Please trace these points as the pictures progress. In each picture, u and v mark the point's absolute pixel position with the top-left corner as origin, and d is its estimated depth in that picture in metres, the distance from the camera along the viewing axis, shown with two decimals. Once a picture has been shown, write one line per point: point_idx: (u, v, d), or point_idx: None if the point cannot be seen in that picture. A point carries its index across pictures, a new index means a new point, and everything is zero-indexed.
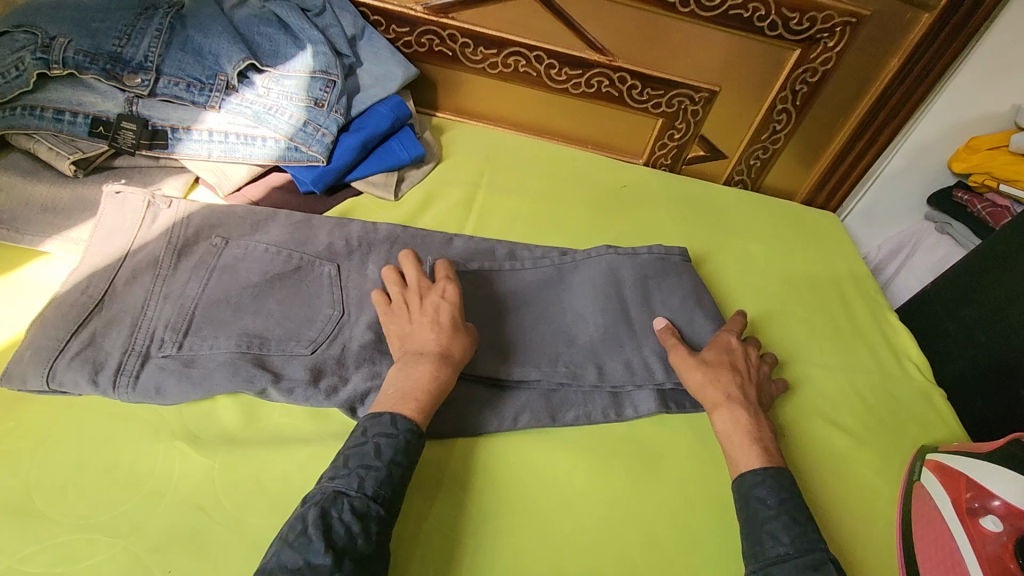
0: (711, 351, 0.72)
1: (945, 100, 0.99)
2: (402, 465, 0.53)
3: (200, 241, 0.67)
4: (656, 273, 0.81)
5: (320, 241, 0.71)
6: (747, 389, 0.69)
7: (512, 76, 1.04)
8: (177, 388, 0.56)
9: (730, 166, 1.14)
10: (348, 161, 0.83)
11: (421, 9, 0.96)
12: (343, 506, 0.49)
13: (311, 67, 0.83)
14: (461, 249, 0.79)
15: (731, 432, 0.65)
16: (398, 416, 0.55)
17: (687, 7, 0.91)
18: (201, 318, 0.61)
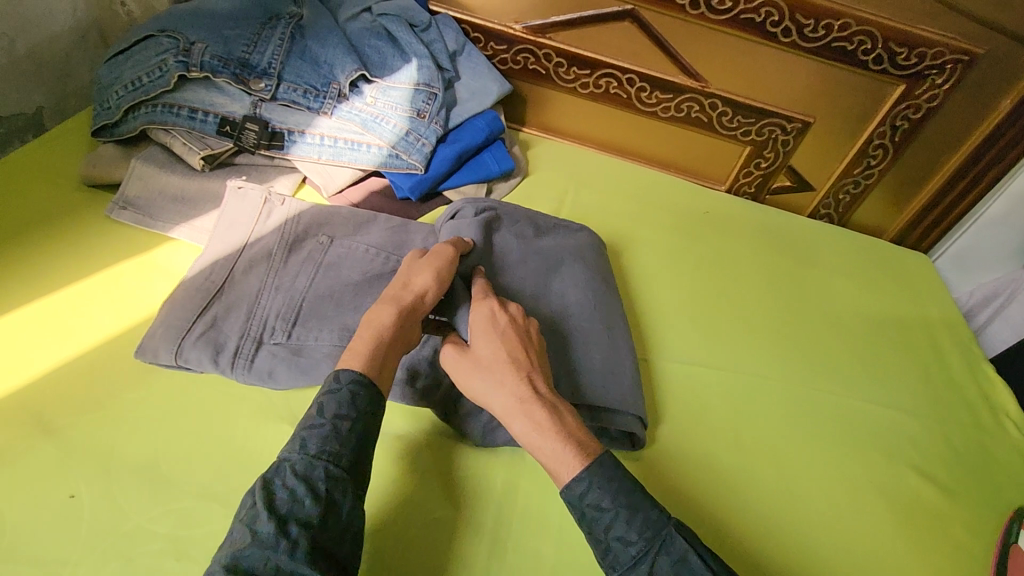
0: (483, 343, 0.60)
1: None
2: (347, 418, 0.52)
3: (309, 238, 0.71)
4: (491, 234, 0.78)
5: (416, 246, 0.74)
6: (535, 383, 0.58)
7: (601, 97, 1.05)
8: (287, 374, 0.60)
9: (817, 199, 1.12)
10: (444, 171, 0.87)
11: (520, 28, 0.99)
12: (285, 472, 0.49)
13: (416, 80, 0.87)
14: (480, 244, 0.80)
15: (536, 440, 0.56)
16: (338, 370, 0.54)
17: (789, 38, 0.91)
18: (308, 311, 0.64)
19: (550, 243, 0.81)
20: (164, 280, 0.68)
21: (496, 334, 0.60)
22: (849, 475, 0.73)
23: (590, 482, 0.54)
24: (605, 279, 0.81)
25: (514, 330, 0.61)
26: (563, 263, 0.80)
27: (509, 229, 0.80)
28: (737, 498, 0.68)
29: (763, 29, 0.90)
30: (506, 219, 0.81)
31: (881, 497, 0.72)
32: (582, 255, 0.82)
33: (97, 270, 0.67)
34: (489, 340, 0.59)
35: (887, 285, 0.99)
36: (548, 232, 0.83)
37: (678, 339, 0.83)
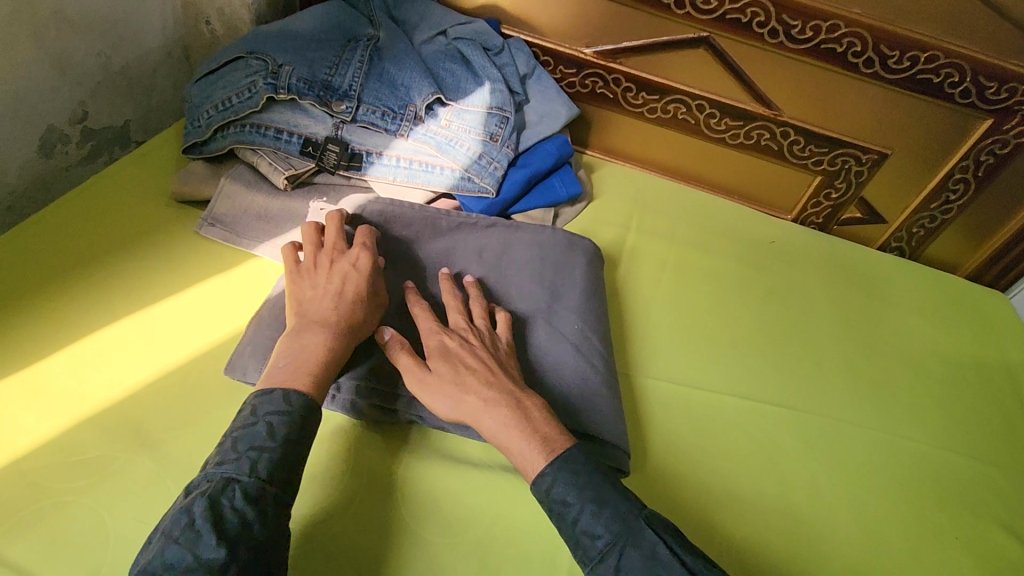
0: (439, 358, 0.62)
1: None
2: (297, 442, 0.54)
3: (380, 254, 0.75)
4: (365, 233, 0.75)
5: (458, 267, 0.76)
6: (495, 383, 0.61)
7: (668, 122, 1.05)
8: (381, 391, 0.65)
9: (888, 231, 1.09)
10: (515, 195, 0.87)
11: (590, 53, 1.00)
12: (235, 494, 0.49)
13: (489, 103, 0.88)
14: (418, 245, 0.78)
15: (505, 436, 0.58)
16: (290, 391, 0.56)
17: (871, 69, 0.89)
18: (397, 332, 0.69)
19: (447, 245, 0.78)
20: (248, 296, 0.70)
21: (454, 344, 0.64)
22: (933, 527, 0.70)
23: (554, 476, 0.56)
24: (501, 278, 0.77)
25: (468, 343, 0.65)
26: (453, 265, 0.76)
27: (401, 236, 0.76)
28: (811, 544, 0.66)
29: (844, 59, 0.89)
30: (396, 223, 0.77)
31: (967, 551, 0.69)
32: (480, 254, 0.78)
33: (185, 285, 0.70)
34: (449, 351, 0.63)
35: (964, 324, 0.95)
36: (449, 231, 0.79)
37: (750, 374, 0.81)
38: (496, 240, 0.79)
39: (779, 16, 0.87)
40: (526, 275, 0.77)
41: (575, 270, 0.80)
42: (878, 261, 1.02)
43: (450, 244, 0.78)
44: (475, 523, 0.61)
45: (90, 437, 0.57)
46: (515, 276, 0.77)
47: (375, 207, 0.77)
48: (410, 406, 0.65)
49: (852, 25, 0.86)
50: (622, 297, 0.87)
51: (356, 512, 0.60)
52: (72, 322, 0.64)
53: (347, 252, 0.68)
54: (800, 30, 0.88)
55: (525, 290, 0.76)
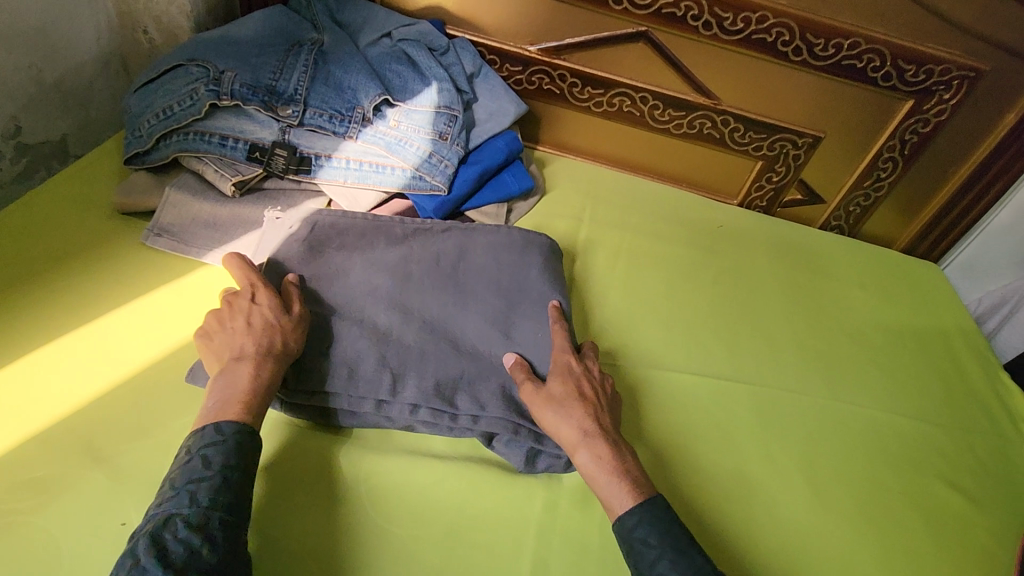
0: (559, 384, 0.67)
1: None
2: (235, 467, 0.54)
3: (334, 256, 0.75)
4: (318, 240, 0.75)
5: (414, 269, 0.76)
6: (597, 415, 0.65)
7: (615, 115, 1.08)
8: (343, 392, 0.66)
9: (827, 211, 1.14)
10: (466, 192, 0.88)
11: (535, 51, 1.02)
12: (177, 526, 0.49)
13: (436, 103, 0.90)
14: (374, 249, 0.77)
15: (596, 470, 0.62)
16: (220, 422, 0.56)
17: (799, 57, 0.94)
18: (356, 332, 0.70)
19: (402, 252, 0.78)
20: (200, 304, 0.70)
21: (580, 374, 0.68)
22: (882, 486, 0.74)
23: (641, 519, 0.59)
24: (461, 282, 0.77)
25: (592, 384, 0.68)
26: (412, 270, 0.76)
27: (356, 245, 0.77)
28: (766, 509, 0.69)
29: (775, 49, 0.94)
30: (348, 234, 0.77)
31: (914, 507, 0.73)
32: (437, 259, 0.78)
33: (136, 297, 0.69)
34: (569, 371, 0.68)
35: (902, 294, 1.01)
36: (404, 238, 0.79)
37: (705, 354, 0.84)
38: (452, 244, 0.80)
39: (711, 9, 0.91)
40: (484, 279, 0.78)
41: (536, 270, 0.80)
42: (818, 239, 1.07)
43: (407, 249, 0.78)
44: (438, 515, 0.62)
45: (38, 455, 0.55)
46: (473, 280, 0.78)
47: (324, 218, 0.77)
48: (379, 408, 0.66)
49: (780, 15, 0.90)
50: (578, 287, 0.89)
51: (328, 509, 0.60)
52: (12, 342, 0.62)
53: (244, 292, 0.65)
54: (732, 22, 0.92)
55: (484, 293, 0.77)
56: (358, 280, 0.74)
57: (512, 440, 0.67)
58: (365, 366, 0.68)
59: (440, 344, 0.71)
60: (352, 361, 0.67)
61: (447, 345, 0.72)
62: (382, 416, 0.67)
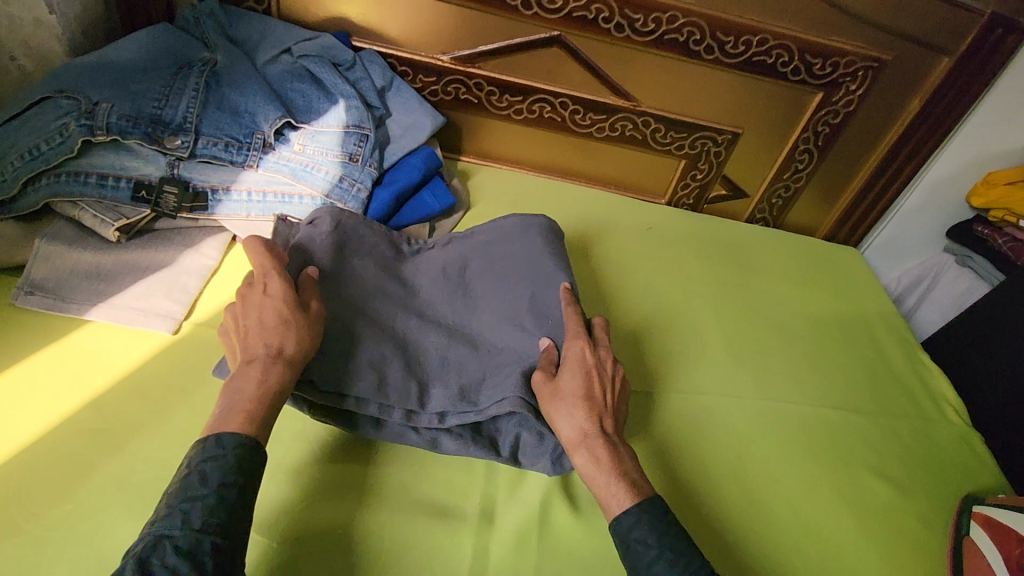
0: (570, 377, 0.64)
1: (965, 135, 1.03)
2: (233, 484, 0.50)
3: (352, 261, 0.73)
4: (336, 242, 0.73)
5: (425, 282, 0.77)
6: (600, 414, 0.62)
7: (536, 122, 1.05)
8: (372, 399, 0.63)
9: (751, 205, 1.16)
10: (383, 215, 0.84)
11: (447, 60, 0.98)
12: (165, 551, 0.46)
13: (345, 122, 0.85)
14: (381, 258, 0.76)
15: (591, 474, 0.60)
16: (220, 433, 0.52)
17: (712, 55, 0.94)
18: (382, 336, 0.68)
19: (418, 263, 0.79)
20: (84, 367, 0.62)
21: (591, 366, 0.65)
22: (842, 461, 0.78)
23: (637, 518, 0.57)
24: (469, 289, 0.78)
25: (601, 377, 0.65)
26: (422, 284, 0.77)
27: (368, 251, 0.76)
28: (709, 523, 0.68)
29: (686, 48, 0.93)
30: (366, 241, 0.76)
31: (849, 504, 0.74)
32: (450, 266, 0.79)
33: (7, 365, 0.60)
34: (584, 363, 0.65)
35: (826, 283, 1.03)
36: (413, 254, 0.80)
37: (673, 345, 0.86)
38: (459, 254, 0.81)
39: (622, 10, 0.90)
40: (496, 279, 0.78)
41: (547, 255, 0.79)
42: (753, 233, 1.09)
43: (418, 263, 0.79)
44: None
45: None
46: (481, 285, 0.78)
47: (347, 220, 0.76)
48: (408, 418, 0.64)
49: (689, 15, 0.90)
50: None
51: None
52: None
53: (256, 284, 0.62)
54: (643, 23, 0.91)
55: (491, 294, 0.77)
56: (372, 283, 0.73)
57: (539, 445, 0.66)
58: (392, 374, 0.65)
59: (460, 347, 0.70)
60: (379, 367, 0.65)
61: (466, 347, 0.71)
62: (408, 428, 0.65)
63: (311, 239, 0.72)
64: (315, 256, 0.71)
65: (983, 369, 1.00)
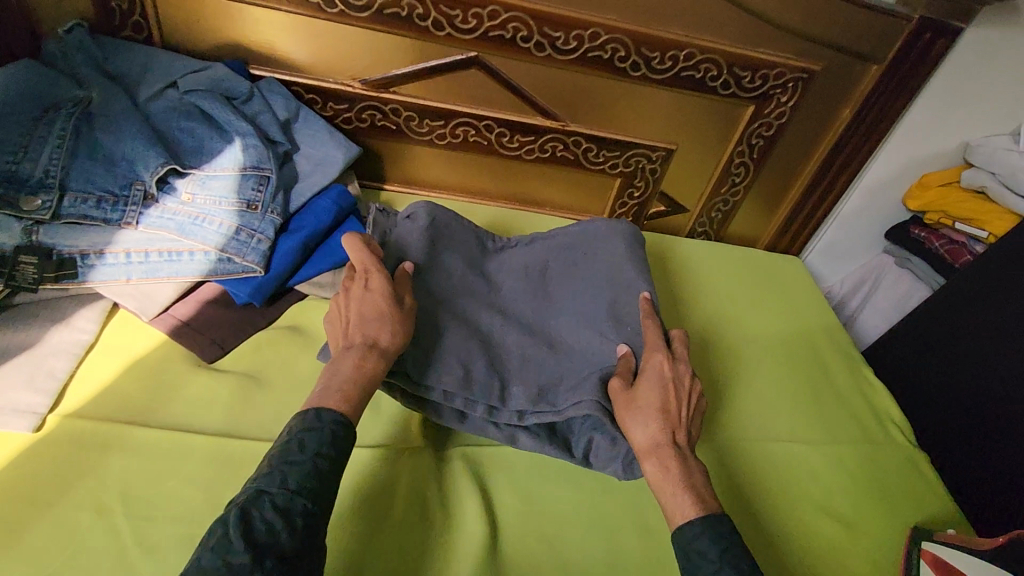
0: (649, 391, 0.66)
1: (900, 136, 1.02)
2: (329, 455, 0.54)
3: (442, 257, 0.80)
4: (430, 236, 0.80)
5: (508, 282, 0.83)
6: (676, 427, 0.64)
7: (461, 146, 0.99)
8: (458, 389, 0.68)
9: (691, 220, 1.13)
10: (290, 265, 0.75)
11: (359, 85, 0.90)
12: (265, 505, 0.49)
13: (241, 164, 0.77)
14: (462, 265, 0.81)
15: (659, 484, 0.61)
16: (321, 408, 0.56)
17: (638, 72, 0.89)
18: (473, 326, 0.75)
19: (501, 267, 0.85)
20: None
21: (670, 382, 0.67)
22: (825, 474, 0.78)
23: (703, 530, 0.57)
24: (549, 292, 0.83)
25: (677, 393, 0.67)
26: (505, 284, 0.82)
27: (455, 249, 0.82)
28: None
29: (612, 65, 0.88)
30: (454, 239, 0.83)
31: (798, 552, 0.70)
32: (532, 271, 0.85)
33: None
34: (664, 378, 0.68)
35: (768, 299, 1.02)
36: (498, 253, 0.87)
37: (721, 334, 0.92)
38: (541, 257, 0.86)
39: (539, 28, 0.84)
40: (576, 284, 0.82)
41: (628, 262, 0.82)
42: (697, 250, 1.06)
43: (505, 261, 0.86)
44: None
45: None
46: (559, 292, 0.83)
47: (440, 216, 0.83)
48: (489, 412, 0.69)
49: (611, 31, 0.85)
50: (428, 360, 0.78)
51: None
52: None
53: (361, 276, 0.68)
54: (564, 41, 0.86)
55: (570, 302, 0.81)
56: (452, 287, 0.78)
57: (613, 448, 0.69)
58: (477, 371, 0.70)
59: (537, 348, 0.75)
60: (465, 363, 0.70)
61: (544, 349, 0.75)
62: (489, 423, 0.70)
63: (405, 232, 0.80)
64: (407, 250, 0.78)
65: (928, 376, 1.00)
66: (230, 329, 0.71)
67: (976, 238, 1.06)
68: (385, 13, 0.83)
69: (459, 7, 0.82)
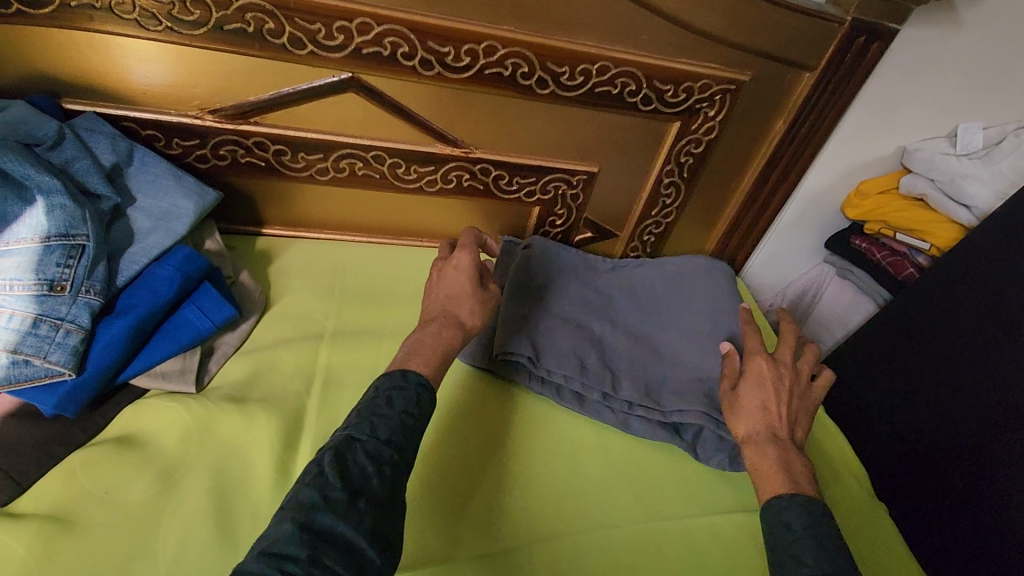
0: (753, 391, 0.67)
1: (837, 141, 0.93)
2: (415, 413, 0.55)
3: (559, 276, 0.86)
4: (539, 263, 0.86)
5: (617, 297, 0.87)
6: (776, 426, 0.64)
7: (348, 181, 0.84)
8: (575, 376, 0.74)
9: (621, 244, 1.02)
10: (117, 359, 0.60)
11: (211, 118, 0.75)
12: (358, 450, 0.50)
13: (43, 232, 0.59)
14: (573, 284, 0.86)
15: (760, 469, 0.61)
16: (407, 369, 0.57)
17: (546, 89, 0.77)
18: (586, 330, 0.80)
19: (612, 282, 0.89)
20: None
21: (772, 382, 0.67)
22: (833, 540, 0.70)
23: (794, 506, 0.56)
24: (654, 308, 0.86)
25: (781, 391, 0.67)
26: (615, 298, 0.87)
27: (570, 271, 0.88)
28: None
29: (515, 83, 0.76)
30: (569, 261, 0.89)
31: None
32: (639, 291, 0.88)
33: None
34: (765, 380, 0.68)
35: None
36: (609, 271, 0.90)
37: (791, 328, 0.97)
38: (644, 277, 0.89)
39: (423, 43, 0.70)
40: (677, 308, 0.85)
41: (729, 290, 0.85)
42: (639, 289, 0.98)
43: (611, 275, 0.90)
44: None
45: None
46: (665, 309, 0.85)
47: (556, 247, 0.89)
48: (605, 398, 0.74)
49: (510, 45, 0.72)
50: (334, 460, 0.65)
51: None
52: None
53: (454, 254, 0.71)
54: (455, 57, 0.72)
55: (672, 321, 0.83)
56: (565, 300, 0.83)
57: (718, 443, 0.73)
58: (588, 362, 0.76)
59: (646, 354, 0.79)
60: (581, 357, 0.76)
61: (653, 357, 0.79)
62: (604, 407, 0.75)
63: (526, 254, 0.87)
64: (525, 269, 0.85)
65: (876, 399, 0.93)
66: (33, 454, 0.56)
67: (918, 249, 0.98)
68: (226, 29, 0.67)
69: (320, 20, 0.67)
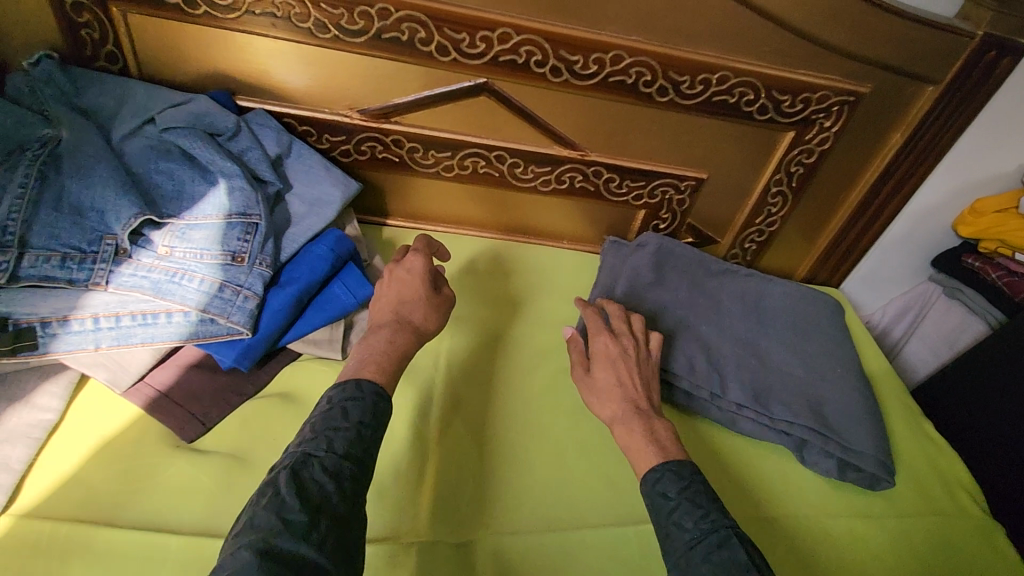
0: (602, 372, 0.67)
1: (955, 156, 0.91)
2: (371, 425, 0.52)
3: (667, 272, 0.88)
4: (650, 260, 0.88)
5: (723, 299, 0.88)
6: (634, 398, 0.64)
7: (471, 178, 0.91)
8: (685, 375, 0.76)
9: (722, 250, 1.03)
10: (281, 323, 0.68)
11: (358, 116, 0.83)
12: (316, 468, 0.46)
13: (227, 209, 0.68)
14: (677, 283, 0.88)
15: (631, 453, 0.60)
16: (361, 380, 0.55)
17: (666, 97, 0.80)
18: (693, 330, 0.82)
19: (719, 284, 0.90)
20: None
21: (619, 359, 0.67)
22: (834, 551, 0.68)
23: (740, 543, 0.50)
24: (762, 316, 0.87)
25: (629, 372, 0.66)
26: (721, 301, 0.88)
27: (679, 268, 0.90)
28: None
29: (636, 90, 0.80)
30: (679, 259, 0.91)
31: None
32: (746, 296, 0.89)
33: None
34: (612, 360, 0.67)
35: None
36: (717, 272, 0.91)
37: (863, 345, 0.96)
38: (752, 285, 0.90)
39: (555, 52, 0.76)
40: (783, 321, 0.86)
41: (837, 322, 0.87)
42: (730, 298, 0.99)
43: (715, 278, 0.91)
44: None
45: None
46: (773, 318, 0.87)
47: (667, 244, 0.91)
48: (713, 398, 0.76)
49: (636, 54, 0.76)
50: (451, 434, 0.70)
51: None
52: None
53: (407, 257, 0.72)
54: (583, 65, 0.77)
55: (780, 331, 0.85)
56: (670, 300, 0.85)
57: (822, 453, 0.74)
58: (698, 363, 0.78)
59: (752, 360, 0.81)
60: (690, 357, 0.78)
61: (761, 363, 0.81)
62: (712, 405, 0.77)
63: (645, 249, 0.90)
64: (634, 266, 0.87)
65: (987, 421, 0.90)
66: (212, 401, 0.64)
67: None
68: (383, 37, 0.75)
69: (465, 30, 0.74)
